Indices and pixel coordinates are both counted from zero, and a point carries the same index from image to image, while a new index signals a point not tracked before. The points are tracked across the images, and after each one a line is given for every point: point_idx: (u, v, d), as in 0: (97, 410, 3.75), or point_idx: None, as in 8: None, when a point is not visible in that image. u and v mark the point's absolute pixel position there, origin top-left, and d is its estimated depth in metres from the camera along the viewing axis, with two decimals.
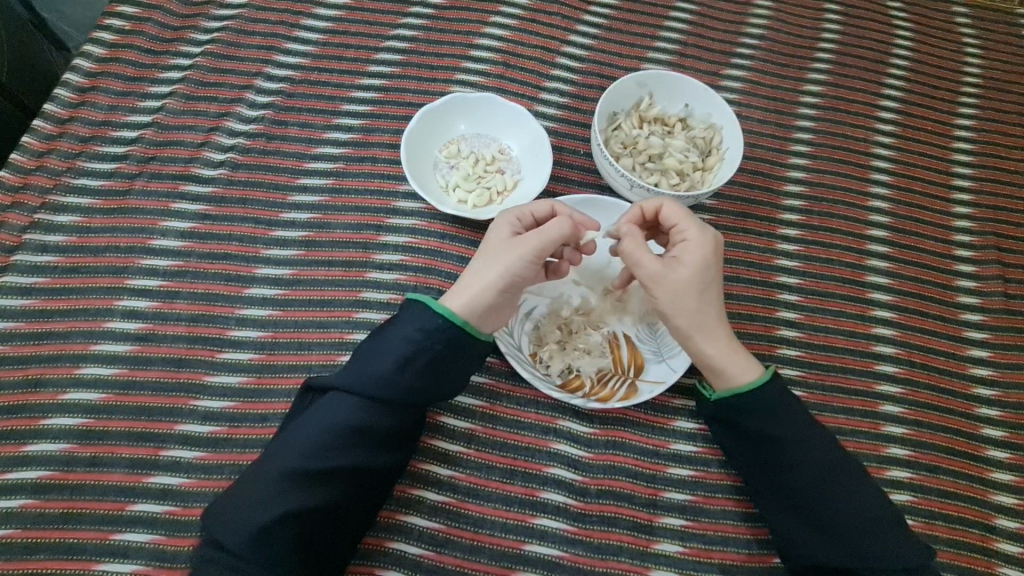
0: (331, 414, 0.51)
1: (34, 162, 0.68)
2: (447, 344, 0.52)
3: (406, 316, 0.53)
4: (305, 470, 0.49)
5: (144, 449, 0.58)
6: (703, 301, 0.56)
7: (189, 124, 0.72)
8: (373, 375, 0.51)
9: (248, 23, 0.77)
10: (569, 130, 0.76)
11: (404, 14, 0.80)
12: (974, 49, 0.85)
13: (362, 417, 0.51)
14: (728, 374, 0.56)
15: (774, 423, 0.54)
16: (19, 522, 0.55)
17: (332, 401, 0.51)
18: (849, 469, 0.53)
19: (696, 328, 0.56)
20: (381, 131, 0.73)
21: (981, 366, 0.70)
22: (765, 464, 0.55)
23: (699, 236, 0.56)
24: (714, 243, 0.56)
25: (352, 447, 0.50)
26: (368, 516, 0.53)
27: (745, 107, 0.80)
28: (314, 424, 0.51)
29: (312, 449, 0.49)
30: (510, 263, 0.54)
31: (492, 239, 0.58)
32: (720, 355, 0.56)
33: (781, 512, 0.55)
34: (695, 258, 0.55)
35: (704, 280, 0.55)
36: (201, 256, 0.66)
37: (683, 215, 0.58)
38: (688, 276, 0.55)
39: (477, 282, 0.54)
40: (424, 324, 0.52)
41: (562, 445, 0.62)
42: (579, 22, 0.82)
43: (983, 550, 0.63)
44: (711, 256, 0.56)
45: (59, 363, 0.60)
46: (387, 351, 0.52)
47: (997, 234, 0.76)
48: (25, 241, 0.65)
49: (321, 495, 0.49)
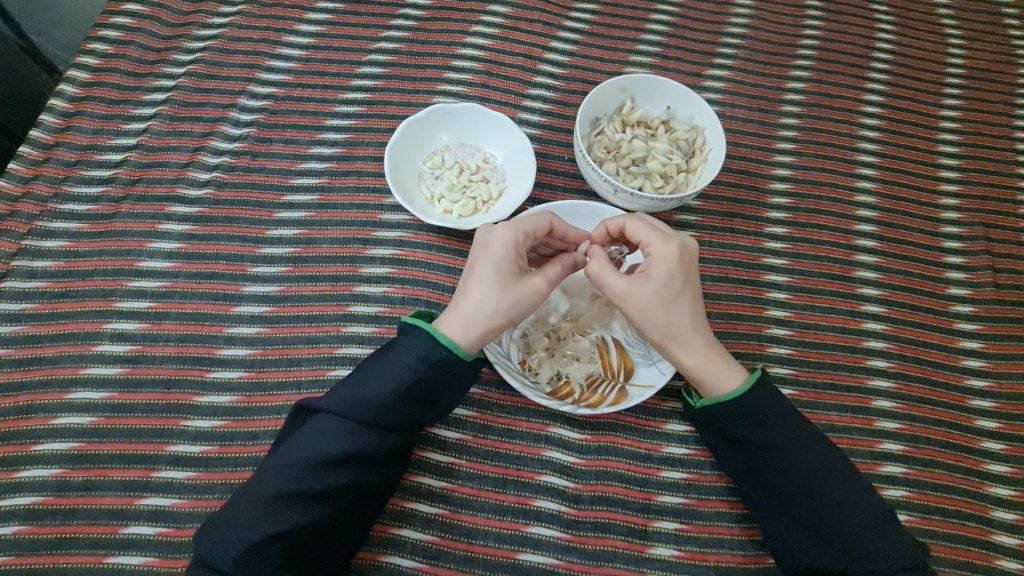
0: (326, 435, 0.51)
1: (20, 188, 0.68)
2: (445, 373, 0.53)
3: (405, 341, 0.54)
4: (296, 490, 0.49)
5: (136, 471, 0.58)
6: (674, 311, 0.55)
7: (174, 145, 0.72)
8: (367, 399, 0.51)
9: (230, 42, 0.77)
10: (553, 137, 0.76)
11: (386, 26, 0.80)
12: (955, 40, 0.85)
13: (358, 441, 0.51)
14: (709, 382, 0.56)
15: (757, 429, 0.54)
16: (12, 549, 0.55)
17: (327, 422, 0.52)
18: (836, 467, 0.53)
19: (670, 339, 0.56)
20: (365, 145, 0.74)
21: (973, 358, 0.70)
22: (753, 466, 0.55)
23: (662, 247, 0.56)
24: (678, 251, 0.56)
25: (343, 470, 0.50)
26: (357, 535, 0.53)
27: (728, 107, 0.80)
28: (308, 444, 0.51)
29: (305, 470, 0.49)
30: (520, 308, 0.55)
31: (495, 263, 0.55)
32: (698, 365, 0.56)
33: (772, 512, 0.55)
34: (661, 272, 0.55)
35: (673, 291, 0.55)
36: (189, 276, 0.66)
37: (647, 230, 0.57)
38: (657, 290, 0.55)
39: (483, 320, 0.54)
40: (423, 351, 0.52)
41: (554, 452, 0.62)
42: (560, 29, 0.82)
43: (980, 544, 0.62)
44: (678, 267, 0.56)
45: (50, 389, 0.61)
46: (384, 376, 0.52)
47: (985, 224, 0.76)
48: (13, 267, 0.65)
49: (310, 515, 0.49)
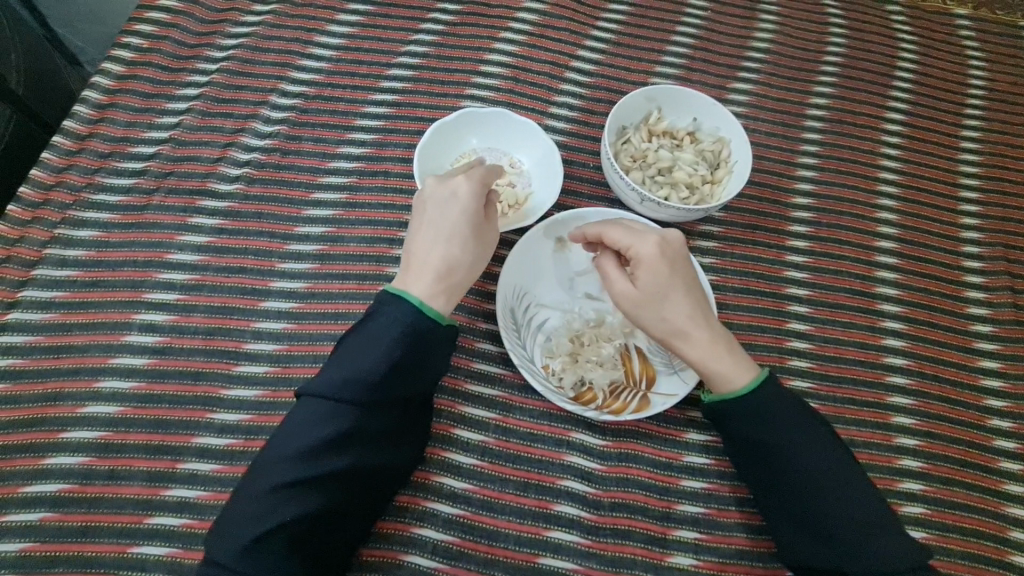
0: (317, 421, 0.49)
1: (53, 178, 0.69)
2: (432, 344, 0.53)
3: (392, 315, 0.52)
4: (297, 481, 0.48)
5: (161, 462, 0.59)
6: (666, 306, 0.56)
7: (205, 140, 0.73)
8: (358, 380, 0.50)
9: (263, 41, 0.78)
10: (578, 144, 0.77)
11: (416, 30, 0.81)
12: (977, 62, 0.86)
13: (351, 424, 0.50)
14: (716, 379, 0.56)
15: (757, 428, 0.53)
16: (38, 535, 0.55)
17: (317, 407, 0.50)
18: (847, 473, 0.52)
19: (672, 336, 0.57)
20: (393, 146, 0.74)
21: (993, 378, 0.70)
22: (756, 466, 0.55)
23: (642, 244, 0.56)
24: (658, 249, 0.56)
25: (342, 454, 0.50)
26: (361, 517, 0.53)
27: (752, 121, 0.81)
28: (302, 432, 0.49)
29: (301, 460, 0.48)
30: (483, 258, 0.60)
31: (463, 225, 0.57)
32: (702, 360, 0.56)
33: (776, 512, 0.55)
34: (644, 271, 0.56)
35: (662, 286, 0.56)
36: (217, 270, 0.67)
37: (625, 233, 0.58)
38: (644, 288, 0.56)
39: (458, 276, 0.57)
40: (412, 326, 0.52)
41: (575, 457, 0.62)
42: (587, 38, 0.83)
43: (996, 563, 0.62)
44: (659, 262, 0.56)
45: (78, 377, 0.61)
46: (374, 355, 0.51)
47: (1005, 245, 0.77)
48: (45, 256, 0.65)
49: (316, 504, 0.48)
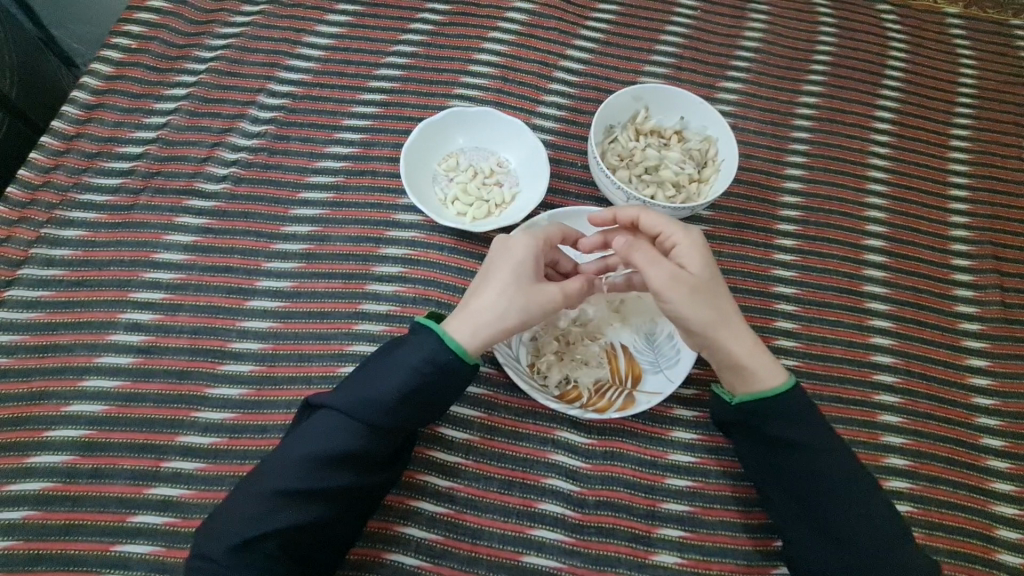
0: (326, 435, 0.50)
1: (41, 177, 0.69)
2: (450, 380, 0.53)
3: (414, 342, 0.53)
4: (297, 489, 0.49)
5: (145, 460, 0.59)
6: (714, 294, 0.56)
7: (193, 139, 0.73)
8: (371, 400, 0.51)
9: (251, 41, 0.79)
10: (566, 143, 0.77)
11: (405, 30, 0.81)
12: (967, 61, 0.86)
13: (357, 442, 0.50)
14: (756, 375, 0.55)
15: (792, 429, 0.54)
16: (21, 534, 0.55)
17: (329, 421, 0.51)
18: (866, 482, 0.53)
19: (718, 327, 0.55)
20: (381, 146, 0.75)
21: (980, 376, 0.70)
22: (781, 468, 0.55)
23: (688, 236, 0.57)
24: (704, 239, 0.58)
25: (345, 469, 0.50)
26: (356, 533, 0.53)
27: (740, 119, 0.81)
28: (311, 442, 0.50)
29: (304, 468, 0.49)
30: (531, 313, 0.55)
31: (512, 266, 0.55)
32: (744, 353, 0.55)
33: (791, 516, 0.54)
34: (693, 258, 0.56)
35: (710, 274, 0.56)
36: (204, 269, 0.67)
37: (666, 221, 0.59)
38: (695, 274, 0.55)
39: (492, 321, 0.54)
40: (430, 355, 0.52)
41: (560, 456, 0.62)
42: (576, 38, 0.83)
43: (983, 561, 0.62)
44: (707, 251, 0.57)
45: (63, 376, 0.61)
46: (390, 378, 0.52)
47: (993, 243, 0.77)
48: (31, 255, 0.66)
49: (311, 514, 0.49)
